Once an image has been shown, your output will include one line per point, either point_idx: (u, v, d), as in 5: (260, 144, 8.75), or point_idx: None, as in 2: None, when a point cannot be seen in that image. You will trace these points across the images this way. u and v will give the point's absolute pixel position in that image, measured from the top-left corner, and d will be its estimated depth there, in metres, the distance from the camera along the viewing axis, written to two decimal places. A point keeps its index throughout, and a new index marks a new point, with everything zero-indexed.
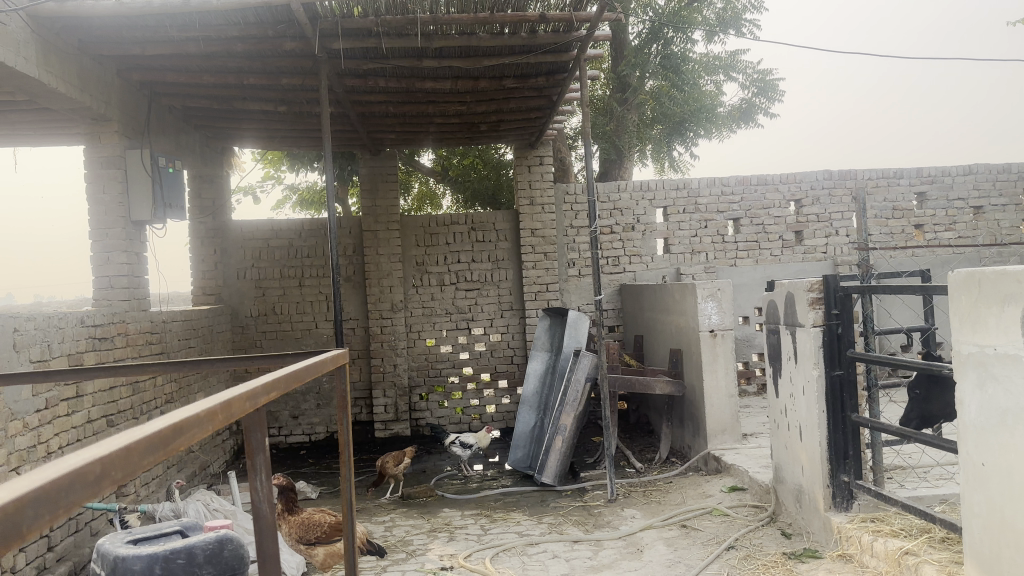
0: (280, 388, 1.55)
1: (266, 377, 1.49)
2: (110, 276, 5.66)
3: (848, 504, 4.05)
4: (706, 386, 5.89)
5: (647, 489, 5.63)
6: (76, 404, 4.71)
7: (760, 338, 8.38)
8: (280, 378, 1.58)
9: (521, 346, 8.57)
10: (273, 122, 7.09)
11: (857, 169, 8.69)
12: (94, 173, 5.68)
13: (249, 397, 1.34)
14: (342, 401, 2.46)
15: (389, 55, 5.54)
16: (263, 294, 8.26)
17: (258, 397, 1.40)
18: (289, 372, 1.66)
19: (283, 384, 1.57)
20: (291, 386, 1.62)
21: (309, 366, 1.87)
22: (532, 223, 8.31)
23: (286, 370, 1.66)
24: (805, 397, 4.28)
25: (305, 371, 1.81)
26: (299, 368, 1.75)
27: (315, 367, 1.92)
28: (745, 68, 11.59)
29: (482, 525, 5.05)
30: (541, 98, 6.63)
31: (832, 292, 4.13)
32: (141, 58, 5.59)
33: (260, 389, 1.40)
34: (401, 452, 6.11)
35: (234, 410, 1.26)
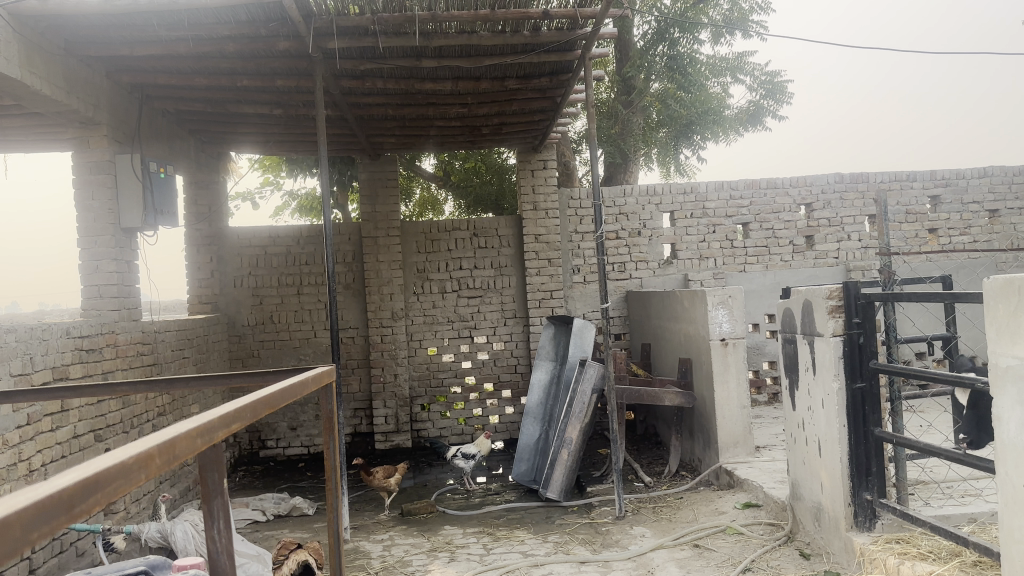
0: (244, 421, 1.34)
1: (228, 406, 1.29)
2: (99, 284, 5.47)
3: (870, 524, 3.84)
4: (717, 398, 5.66)
5: (656, 505, 5.40)
6: (61, 418, 4.51)
7: (771, 346, 8.16)
8: (247, 406, 1.38)
9: (525, 355, 8.35)
10: (269, 126, 6.89)
11: (869, 172, 8.47)
12: (83, 179, 5.48)
13: (204, 431, 1.15)
14: (330, 424, 2.26)
15: (387, 55, 5.36)
16: (260, 302, 8.07)
17: (216, 431, 1.20)
18: (259, 397, 1.46)
19: (248, 414, 1.36)
20: (259, 412, 1.42)
21: (285, 391, 1.67)
22: (536, 229, 8.11)
23: (256, 395, 1.47)
24: (825, 411, 4.06)
25: (277, 397, 1.60)
26: (271, 393, 1.54)
27: (289, 392, 1.71)
28: (752, 70, 11.39)
29: (485, 544, 4.83)
30: (545, 99, 6.42)
31: (853, 299, 3.90)
32: (132, 60, 5.41)
33: (218, 421, 1.20)
34: (393, 466, 5.88)
35: (179, 450, 1.06)
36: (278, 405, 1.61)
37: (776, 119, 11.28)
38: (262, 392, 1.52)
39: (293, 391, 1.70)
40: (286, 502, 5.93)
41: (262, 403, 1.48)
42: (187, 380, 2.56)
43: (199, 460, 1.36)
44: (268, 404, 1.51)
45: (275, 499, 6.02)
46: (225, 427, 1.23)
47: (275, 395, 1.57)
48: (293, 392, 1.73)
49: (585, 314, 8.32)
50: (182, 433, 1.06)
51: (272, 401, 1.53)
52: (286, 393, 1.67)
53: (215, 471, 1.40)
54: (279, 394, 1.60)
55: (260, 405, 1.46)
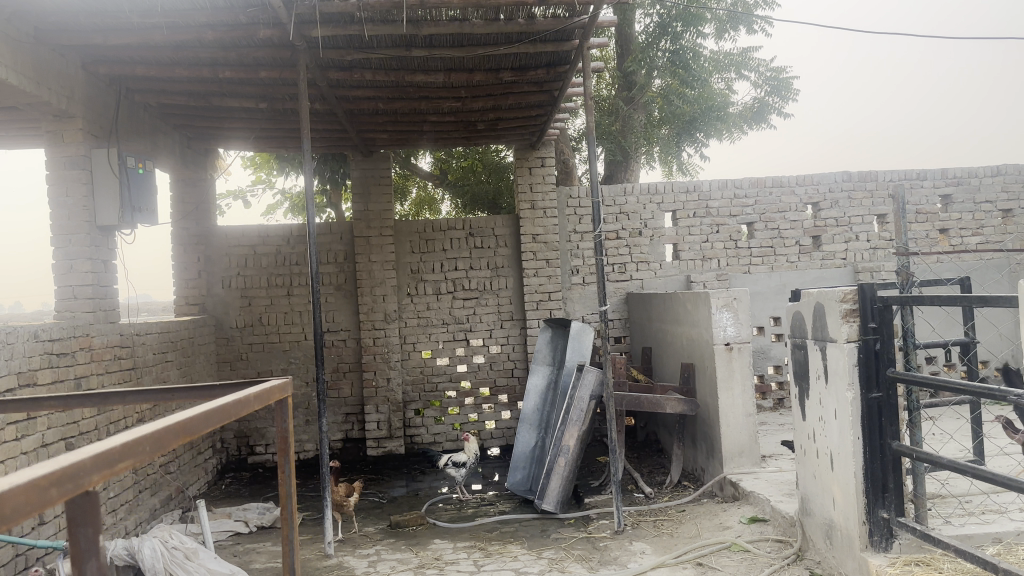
0: (138, 457, 1.26)
1: (114, 442, 1.21)
2: (72, 285, 5.20)
3: (887, 544, 3.58)
4: (721, 406, 5.40)
5: (658, 518, 5.13)
6: (26, 427, 4.24)
7: (777, 350, 7.90)
8: (143, 440, 1.29)
9: (522, 358, 8.07)
10: (257, 121, 6.63)
11: (878, 170, 8.20)
12: (56, 174, 5.22)
13: (60, 480, 1.07)
14: (283, 446, 2.06)
15: (374, 45, 5.10)
16: (249, 303, 7.82)
17: (82, 477, 1.11)
18: (164, 425, 1.37)
19: (146, 446, 1.28)
20: (165, 444, 1.35)
21: (209, 415, 1.57)
22: (534, 228, 7.85)
23: (165, 424, 1.40)
24: (837, 422, 3.79)
25: (194, 424, 1.49)
26: (186, 421, 1.46)
27: (219, 415, 1.61)
28: (757, 66, 11.13)
29: (476, 561, 4.57)
30: (542, 92, 6.15)
31: (868, 303, 3.63)
32: (108, 49, 5.16)
33: (86, 462, 1.12)
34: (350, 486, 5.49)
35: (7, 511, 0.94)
36: (195, 433, 1.50)
37: (782, 116, 11.03)
38: (171, 419, 1.41)
39: (220, 416, 1.60)
40: (271, 513, 5.67)
41: (169, 430, 1.39)
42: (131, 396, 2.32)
43: (68, 511, 1.20)
44: (177, 431, 1.41)
45: (259, 510, 5.76)
46: (100, 470, 1.16)
47: (190, 421, 1.47)
48: (222, 415, 1.63)
49: (584, 316, 8.04)
50: (17, 487, 0.96)
51: (185, 428, 1.43)
52: (211, 418, 1.57)
53: (89, 525, 1.24)
54: (196, 422, 1.50)
55: (167, 432, 1.37)
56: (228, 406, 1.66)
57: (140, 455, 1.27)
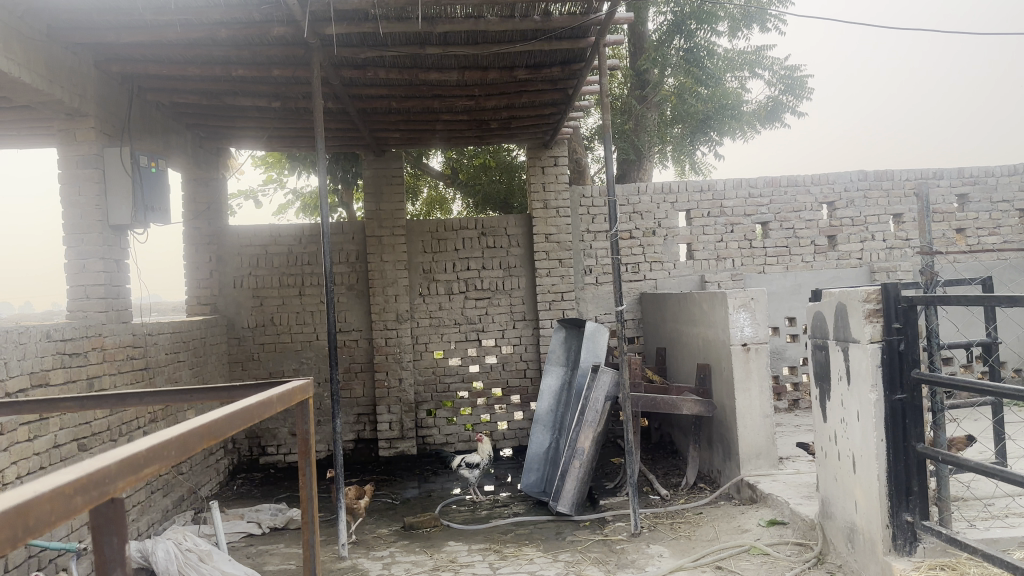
0: (165, 462, 1.22)
1: (139, 445, 1.17)
2: (85, 285, 5.17)
3: (911, 548, 3.50)
4: (738, 407, 5.33)
5: (674, 521, 5.07)
6: (39, 427, 4.21)
7: (792, 351, 7.82)
8: (170, 443, 1.25)
9: (534, 358, 8.02)
10: (270, 119, 6.61)
11: (894, 169, 8.11)
12: (69, 173, 5.20)
13: (85, 487, 1.02)
14: (305, 449, 2.02)
15: (388, 42, 5.06)
16: (261, 303, 7.79)
17: (107, 484, 1.07)
18: (190, 428, 1.33)
19: (173, 450, 1.24)
20: (190, 447, 1.31)
21: (235, 417, 1.53)
22: (547, 228, 7.80)
23: (191, 426, 1.35)
24: (860, 424, 3.73)
25: (219, 425, 1.45)
26: (212, 423, 1.41)
27: (243, 417, 1.57)
28: (771, 64, 11.05)
29: (491, 564, 4.52)
30: (556, 91, 6.09)
31: (893, 303, 3.56)
32: (121, 47, 5.14)
33: (111, 468, 1.07)
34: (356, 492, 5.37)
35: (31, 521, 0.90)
36: (221, 435, 1.46)
37: (796, 115, 10.95)
38: (197, 422, 1.37)
39: (245, 418, 1.56)
40: (283, 514, 5.64)
41: (196, 432, 1.35)
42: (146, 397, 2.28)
43: (94, 520, 1.21)
44: (203, 433, 1.37)
45: (272, 511, 5.73)
46: (125, 475, 1.11)
47: (215, 424, 1.43)
48: (247, 417, 1.59)
49: (597, 316, 7.98)
50: (40, 495, 0.92)
51: (211, 431, 1.39)
52: (236, 419, 1.53)
53: (115, 534, 1.24)
54: (222, 424, 1.46)
55: (193, 434, 1.33)
56: (252, 408, 1.63)
57: (166, 459, 1.23)
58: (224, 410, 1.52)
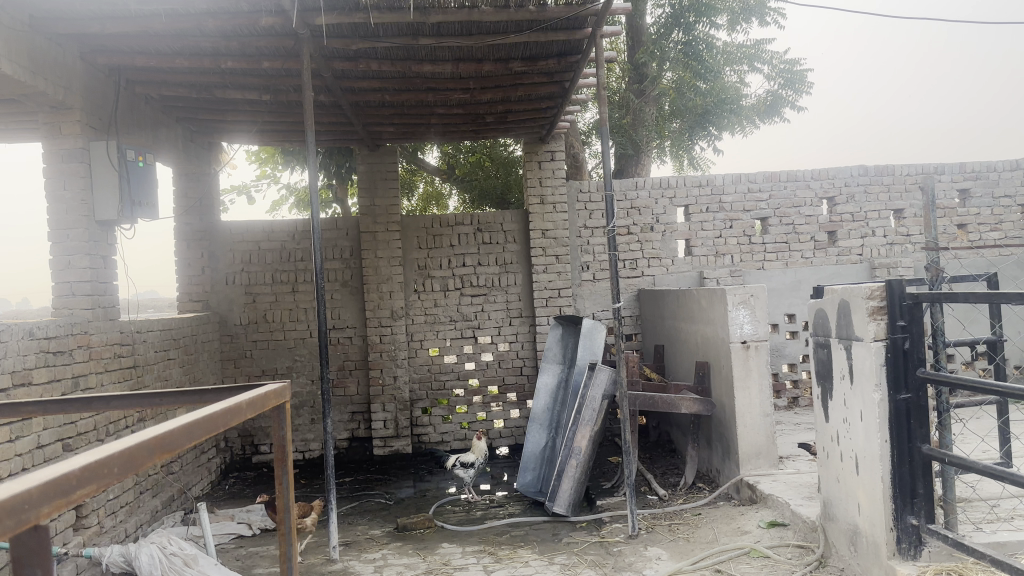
0: (101, 481, 1.13)
1: (71, 465, 1.08)
2: (71, 282, 5.06)
3: (916, 552, 3.40)
4: (738, 406, 5.24)
5: (672, 522, 4.98)
6: (22, 428, 4.10)
7: (792, 348, 7.73)
8: (111, 459, 1.16)
9: (531, 356, 7.92)
10: (261, 113, 6.49)
11: (896, 164, 8.00)
12: (53, 168, 5.08)
13: (2, 514, 0.92)
14: (281, 456, 1.93)
15: (381, 34, 4.94)
16: (253, 300, 7.68)
17: (27, 511, 0.97)
18: (135, 441, 1.24)
19: (112, 467, 1.16)
20: (134, 465, 1.22)
21: (193, 426, 1.44)
22: (543, 224, 7.70)
23: (135, 439, 1.26)
24: (863, 424, 3.63)
25: (174, 437, 1.36)
26: (164, 434, 1.32)
27: (204, 426, 1.48)
28: (770, 58, 10.94)
29: (486, 567, 4.42)
30: (552, 84, 5.98)
31: (897, 300, 3.45)
32: (107, 38, 5.03)
33: (32, 494, 0.97)
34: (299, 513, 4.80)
35: None
36: (177, 448, 1.37)
37: (796, 109, 10.85)
38: (148, 434, 1.28)
39: (206, 427, 1.47)
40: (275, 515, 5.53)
41: (143, 446, 1.25)
42: (114, 401, 2.17)
43: (13, 550, 1.12)
44: (153, 446, 1.28)
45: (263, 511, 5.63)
46: (52, 500, 1.02)
47: (167, 436, 1.33)
48: (208, 425, 1.50)
49: (595, 313, 7.88)
50: None
51: (162, 444, 1.30)
52: (194, 429, 1.44)
53: (37, 565, 1.15)
54: (177, 435, 1.37)
55: (139, 448, 1.24)
56: (216, 416, 1.53)
57: (105, 478, 1.14)
58: (181, 420, 1.43)
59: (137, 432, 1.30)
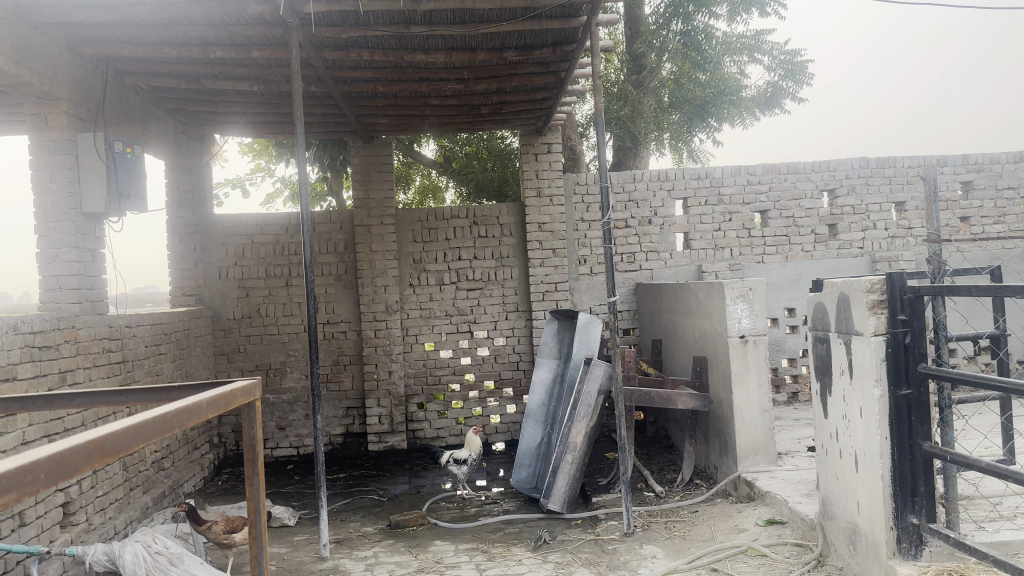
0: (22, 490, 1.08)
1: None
2: (57, 275, 4.98)
3: (916, 552, 3.32)
4: (736, 401, 5.16)
5: (669, 520, 4.90)
6: (5, 424, 4.01)
7: (791, 342, 7.65)
8: (36, 465, 1.11)
9: (527, 351, 7.85)
10: (254, 104, 6.40)
11: (897, 156, 7.90)
12: (39, 159, 5.00)
13: None
14: (251, 456, 1.86)
15: (372, 22, 4.85)
16: (247, 294, 7.60)
17: None
18: (67, 444, 1.18)
19: (36, 474, 1.10)
20: (65, 472, 1.16)
21: (141, 428, 1.38)
22: (540, 217, 7.60)
23: (69, 443, 1.22)
24: (863, 420, 3.54)
25: (116, 440, 1.31)
26: (102, 437, 1.27)
27: (153, 429, 1.42)
28: (771, 49, 10.83)
29: (478, 565, 4.34)
30: (548, 74, 5.88)
31: (898, 294, 3.37)
32: (94, 28, 4.94)
33: None
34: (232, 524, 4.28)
35: None
36: (120, 452, 1.31)
37: (796, 100, 10.76)
38: (85, 437, 1.23)
39: (156, 428, 1.41)
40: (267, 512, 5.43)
41: (79, 450, 1.21)
42: (75, 400, 2.09)
43: None
44: (90, 450, 1.23)
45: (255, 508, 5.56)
46: None
47: (107, 438, 1.28)
48: (158, 427, 1.44)
49: (592, 308, 7.80)
50: None
51: (100, 448, 1.25)
52: (141, 431, 1.39)
53: None
54: (120, 438, 1.31)
55: (74, 452, 1.19)
56: (168, 416, 1.47)
57: (29, 487, 1.09)
58: (128, 420, 1.37)
59: (74, 434, 1.24)
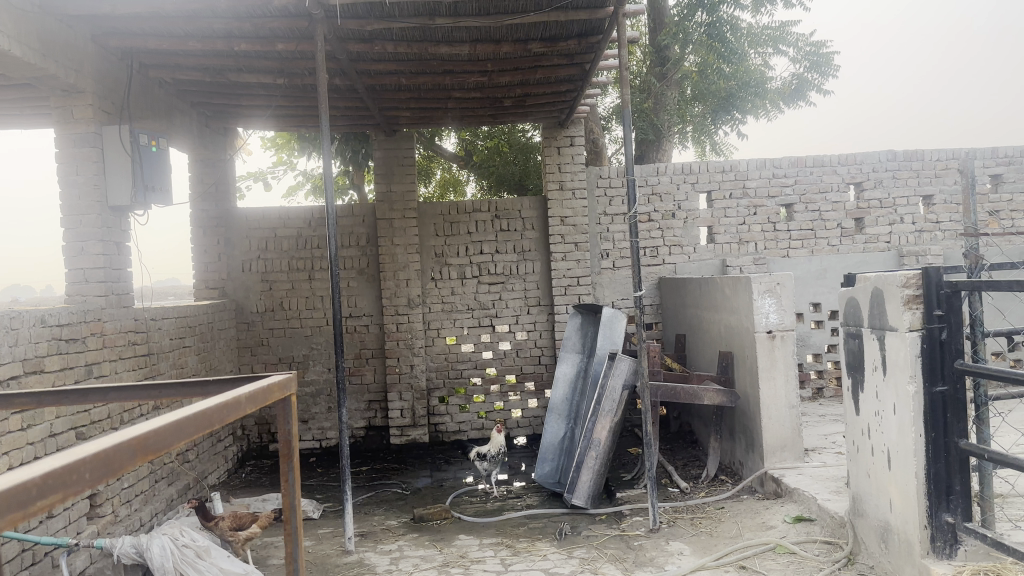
0: (66, 490, 1.06)
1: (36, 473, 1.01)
2: (84, 268, 5.01)
3: (951, 551, 3.26)
4: (762, 397, 5.10)
5: (695, 516, 4.85)
6: (33, 417, 4.03)
7: (817, 338, 7.57)
8: (82, 464, 1.09)
9: (549, 345, 7.81)
10: (277, 98, 6.40)
11: (925, 149, 7.78)
12: (66, 152, 5.02)
13: None
14: (287, 452, 1.85)
15: (397, 14, 4.83)
16: (270, 287, 7.61)
17: None
18: (111, 442, 1.17)
19: (81, 473, 1.09)
20: (109, 471, 1.15)
21: (182, 425, 1.37)
22: (562, 211, 7.56)
23: (113, 440, 1.21)
24: (897, 418, 3.48)
25: (159, 437, 1.29)
26: (146, 434, 1.26)
27: (194, 426, 1.41)
28: (796, 41, 10.70)
29: (503, 560, 4.32)
30: (573, 66, 5.83)
31: (934, 289, 3.30)
32: (120, 21, 4.95)
33: None
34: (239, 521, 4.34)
35: None
36: (162, 449, 1.30)
37: (821, 92, 10.62)
38: (128, 434, 1.22)
39: (197, 425, 1.40)
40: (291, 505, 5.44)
41: (124, 448, 1.19)
42: (107, 393, 2.08)
43: None
44: (134, 448, 1.22)
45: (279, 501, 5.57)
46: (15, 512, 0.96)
47: (150, 436, 1.26)
48: (199, 423, 1.43)
49: (614, 302, 7.75)
50: None
51: (144, 446, 1.24)
52: (183, 428, 1.37)
53: None
54: (163, 435, 1.30)
55: (117, 451, 1.18)
56: (209, 412, 1.46)
57: (72, 487, 1.07)
58: (170, 417, 1.36)
59: (118, 431, 1.23)
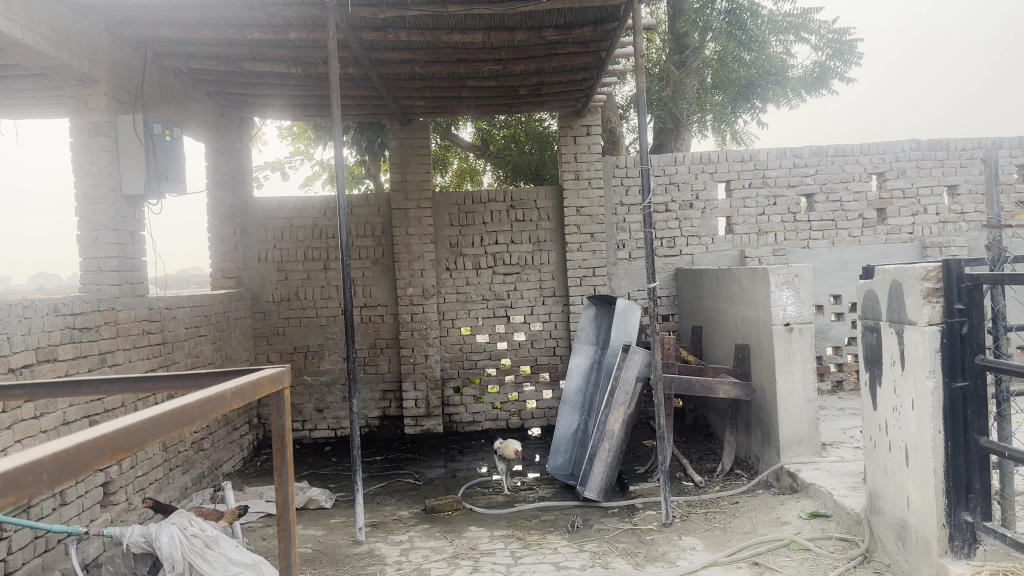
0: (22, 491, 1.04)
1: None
2: (98, 257, 5.03)
3: (969, 550, 3.18)
4: (779, 391, 5.02)
5: (708, 511, 4.79)
6: (46, 405, 4.05)
7: (837, 330, 7.45)
8: (38, 465, 1.07)
9: (564, 336, 7.76)
10: (291, 87, 6.38)
11: (950, 138, 7.61)
12: (80, 141, 5.02)
13: None
14: (279, 446, 1.84)
15: (410, 3, 4.78)
16: (286, 276, 7.62)
17: None
18: (74, 442, 1.15)
19: (37, 474, 1.07)
20: (72, 471, 1.13)
21: (158, 421, 1.34)
22: (578, 200, 7.49)
23: (77, 439, 1.18)
24: (915, 414, 3.40)
25: (129, 435, 1.27)
26: (114, 433, 1.23)
27: (171, 423, 1.38)
28: (818, 28, 10.52)
29: (513, 552, 4.29)
30: (589, 54, 5.75)
31: (955, 282, 3.21)
32: (133, 10, 4.94)
33: None
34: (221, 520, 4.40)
35: None
36: (133, 447, 1.27)
37: (844, 81, 10.44)
38: (95, 433, 1.20)
39: (174, 421, 1.38)
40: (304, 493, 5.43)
41: (89, 446, 1.17)
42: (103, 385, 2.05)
43: None
44: (100, 446, 1.19)
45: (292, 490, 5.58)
46: None
47: (120, 433, 1.24)
48: (176, 419, 1.40)
49: (630, 293, 7.68)
50: None
51: (111, 444, 1.21)
52: (159, 425, 1.35)
53: None
54: (133, 433, 1.28)
55: (81, 449, 1.15)
56: (189, 408, 1.44)
57: (30, 488, 1.05)
58: (145, 414, 1.33)
59: (85, 430, 1.21)
